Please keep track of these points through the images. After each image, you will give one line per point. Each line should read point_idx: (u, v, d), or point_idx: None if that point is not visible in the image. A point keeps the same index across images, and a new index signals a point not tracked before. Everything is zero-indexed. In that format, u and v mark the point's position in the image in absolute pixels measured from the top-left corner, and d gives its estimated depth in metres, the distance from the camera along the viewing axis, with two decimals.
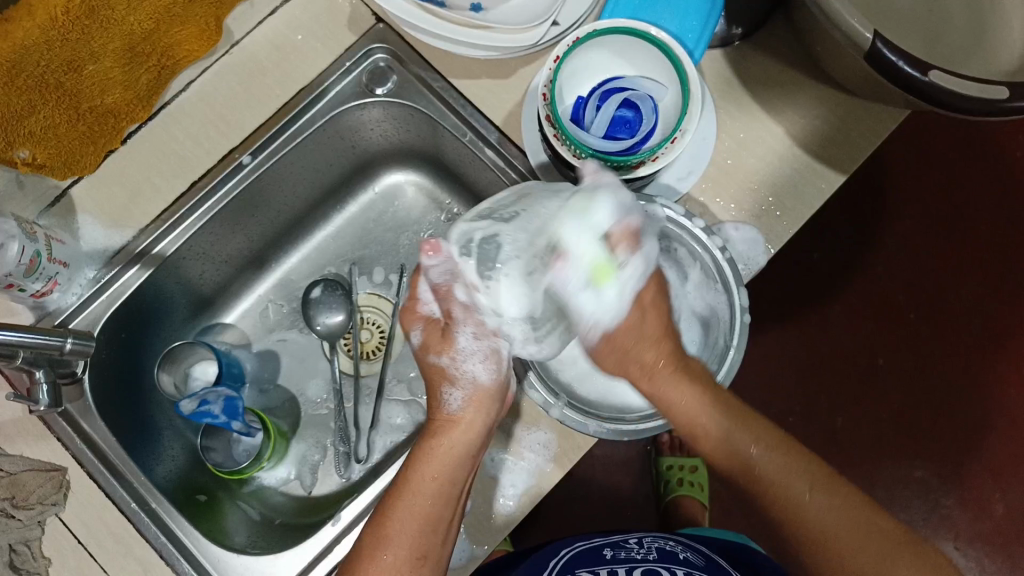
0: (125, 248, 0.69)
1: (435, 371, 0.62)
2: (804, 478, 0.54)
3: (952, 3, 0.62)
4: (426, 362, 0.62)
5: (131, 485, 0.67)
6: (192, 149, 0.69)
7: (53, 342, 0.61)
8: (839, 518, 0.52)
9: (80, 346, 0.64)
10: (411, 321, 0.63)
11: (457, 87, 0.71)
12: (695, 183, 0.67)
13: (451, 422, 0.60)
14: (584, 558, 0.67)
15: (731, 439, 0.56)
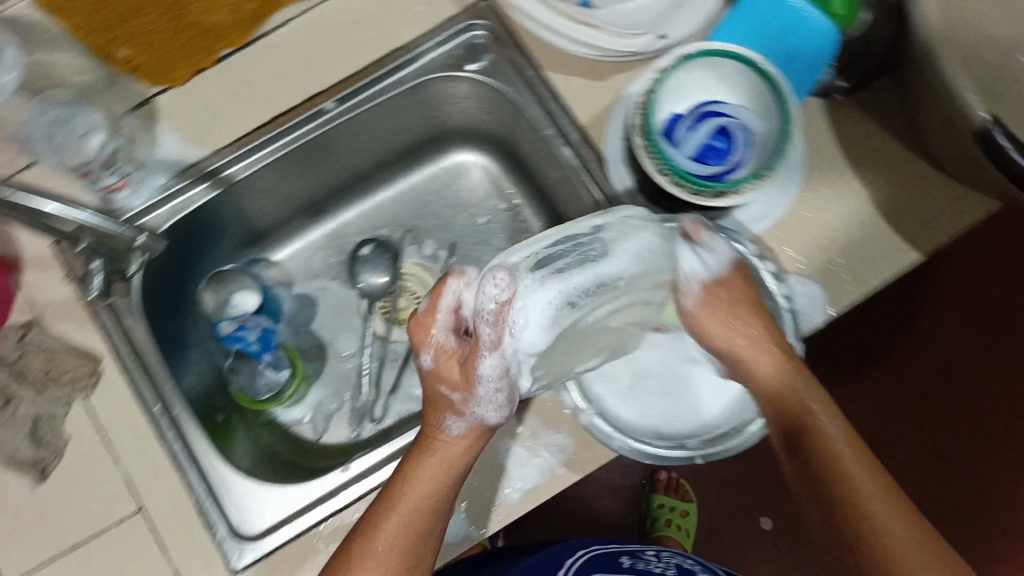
0: (197, 164, 0.70)
1: (441, 400, 0.61)
2: (877, 481, 0.52)
3: None
4: (432, 378, 0.61)
5: (157, 388, 0.70)
6: (279, 85, 0.71)
7: (128, 233, 0.65)
8: (904, 539, 0.49)
9: (149, 245, 0.68)
10: (422, 345, 0.62)
11: (548, 79, 0.70)
12: (769, 227, 0.66)
13: (435, 444, 0.59)
14: (599, 561, 0.63)
15: (816, 422, 0.55)
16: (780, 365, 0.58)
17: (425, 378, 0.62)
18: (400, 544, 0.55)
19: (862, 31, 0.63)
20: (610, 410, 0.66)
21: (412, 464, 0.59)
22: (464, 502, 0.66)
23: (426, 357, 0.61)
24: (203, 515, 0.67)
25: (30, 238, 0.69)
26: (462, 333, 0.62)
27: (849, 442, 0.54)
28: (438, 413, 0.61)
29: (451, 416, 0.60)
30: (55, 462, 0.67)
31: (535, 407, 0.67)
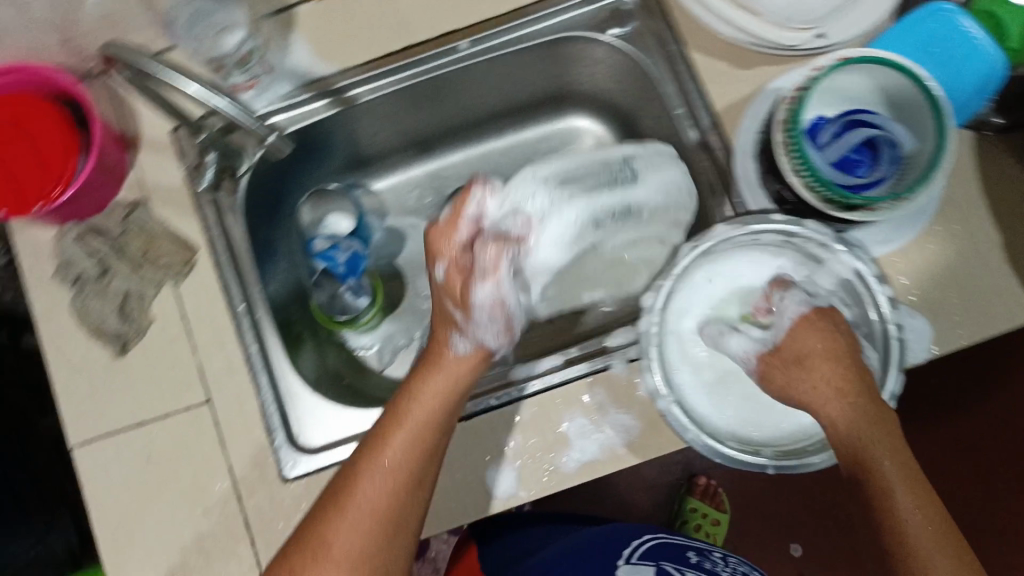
0: (325, 79, 0.69)
1: (448, 319, 0.63)
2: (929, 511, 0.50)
3: None
4: (443, 295, 0.64)
5: (246, 290, 0.70)
6: (421, 14, 0.69)
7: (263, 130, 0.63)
8: None
9: (278, 145, 0.67)
10: (434, 263, 0.65)
11: (691, 56, 0.68)
12: (889, 251, 0.65)
13: (441, 362, 0.61)
14: (667, 553, 0.69)
15: (874, 458, 0.52)
16: (846, 392, 0.55)
17: (434, 291, 0.65)
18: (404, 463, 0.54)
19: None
20: (688, 401, 0.63)
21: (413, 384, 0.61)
22: (522, 462, 0.68)
23: (435, 270, 0.63)
24: (267, 417, 0.67)
25: (149, 118, 0.69)
26: (466, 252, 0.64)
27: (909, 475, 0.51)
28: (443, 330, 0.63)
29: (450, 331, 0.62)
30: (137, 339, 0.68)
31: (605, 382, 0.70)
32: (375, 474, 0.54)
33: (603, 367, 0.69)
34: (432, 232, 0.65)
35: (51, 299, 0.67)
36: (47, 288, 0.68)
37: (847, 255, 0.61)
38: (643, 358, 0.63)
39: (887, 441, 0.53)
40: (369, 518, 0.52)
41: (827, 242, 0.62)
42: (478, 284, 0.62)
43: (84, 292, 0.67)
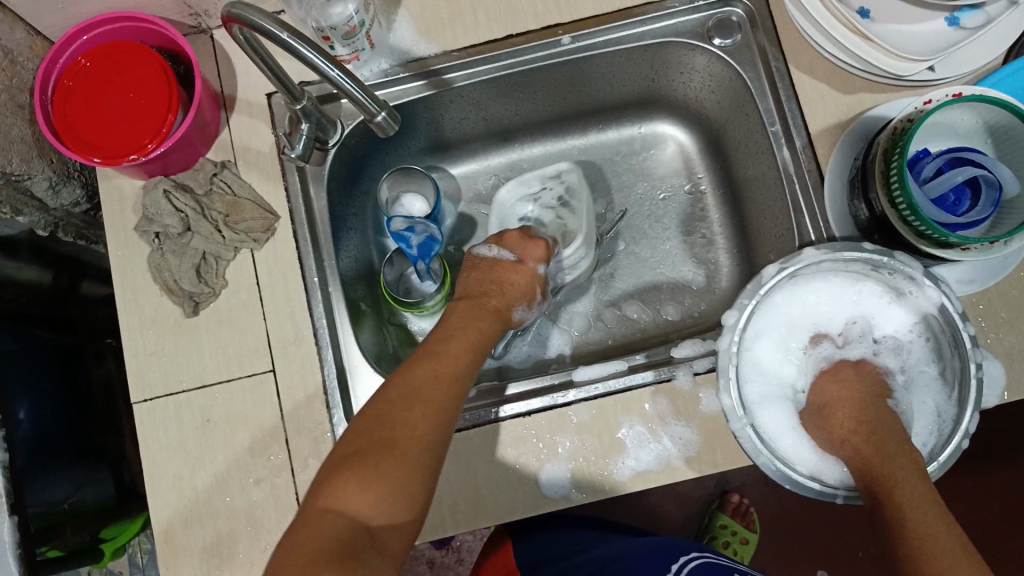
0: (422, 60, 0.70)
1: (525, 291, 0.68)
2: (952, 529, 0.50)
3: None
4: (530, 278, 0.69)
5: (321, 262, 0.70)
6: (526, 6, 0.70)
7: (370, 107, 0.56)
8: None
9: (388, 124, 0.59)
10: (534, 254, 0.70)
11: (792, 74, 0.68)
12: (972, 291, 0.64)
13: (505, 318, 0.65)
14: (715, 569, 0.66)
15: (891, 481, 0.54)
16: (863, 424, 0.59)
17: (506, 265, 0.69)
18: (458, 376, 0.56)
19: None
20: (756, 422, 0.62)
21: (465, 315, 0.62)
22: (571, 463, 0.66)
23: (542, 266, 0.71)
24: (327, 394, 0.66)
25: (248, 81, 0.71)
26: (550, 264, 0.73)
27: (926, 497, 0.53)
28: (516, 296, 0.67)
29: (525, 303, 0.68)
30: (209, 300, 0.67)
31: (669, 393, 0.67)
32: (442, 378, 0.55)
33: (670, 376, 0.67)
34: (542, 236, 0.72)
35: (131, 250, 0.68)
36: (129, 238, 0.68)
37: (931, 289, 0.59)
38: (721, 376, 0.61)
39: (910, 471, 0.54)
40: (440, 411, 0.52)
41: (914, 275, 0.59)
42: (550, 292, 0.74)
43: (164, 247, 0.67)
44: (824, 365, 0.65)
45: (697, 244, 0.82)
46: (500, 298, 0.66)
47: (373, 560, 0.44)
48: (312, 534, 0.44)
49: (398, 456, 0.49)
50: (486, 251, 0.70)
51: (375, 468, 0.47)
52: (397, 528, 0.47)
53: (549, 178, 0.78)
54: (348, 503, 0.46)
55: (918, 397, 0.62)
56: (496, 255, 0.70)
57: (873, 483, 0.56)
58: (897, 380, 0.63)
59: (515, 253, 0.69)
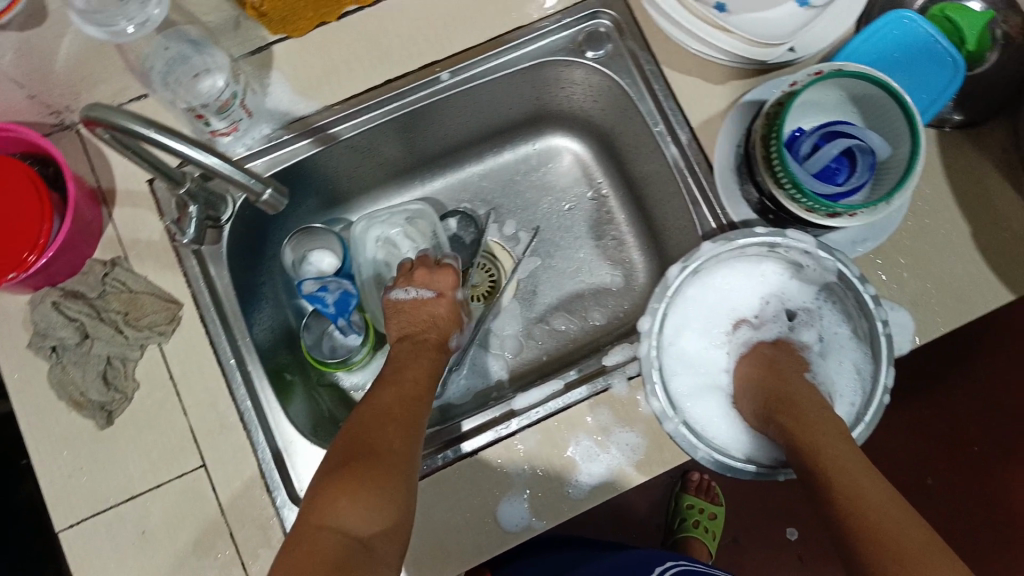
0: (305, 118, 0.68)
1: (447, 325, 0.70)
2: (878, 484, 0.51)
3: None
4: (451, 309, 0.71)
5: (235, 342, 0.67)
6: (397, 48, 0.69)
7: (256, 187, 0.54)
8: (892, 517, 0.48)
9: (277, 199, 0.57)
10: (453, 285, 0.72)
11: (666, 74, 0.69)
12: (870, 249, 0.67)
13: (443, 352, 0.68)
14: None
15: (805, 433, 0.55)
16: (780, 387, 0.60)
17: (429, 302, 0.70)
18: (412, 415, 0.58)
19: (989, 69, 0.68)
20: (689, 417, 0.62)
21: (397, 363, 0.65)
22: (527, 491, 0.64)
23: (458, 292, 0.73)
24: (265, 476, 0.63)
25: (124, 170, 0.68)
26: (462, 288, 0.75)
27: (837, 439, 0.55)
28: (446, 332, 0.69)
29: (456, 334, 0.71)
30: (122, 406, 0.64)
31: (609, 402, 0.66)
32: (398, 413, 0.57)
33: (609, 387, 0.66)
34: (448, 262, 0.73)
35: (29, 370, 0.64)
36: (24, 358, 0.64)
37: (827, 256, 0.60)
38: (646, 382, 0.61)
39: (823, 421, 0.56)
40: (408, 436, 0.56)
41: (808, 249, 0.61)
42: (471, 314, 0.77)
43: (64, 360, 0.63)
44: (746, 348, 0.66)
45: (609, 247, 0.83)
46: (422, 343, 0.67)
47: (365, 565, 0.45)
48: (309, 550, 0.44)
49: (381, 472, 0.51)
50: (404, 294, 0.71)
51: (361, 483, 0.49)
52: (388, 534, 0.48)
53: (396, 210, 0.81)
54: (342, 517, 0.47)
55: (834, 360, 0.63)
56: (415, 296, 0.70)
57: (795, 448, 0.56)
58: (816, 351, 0.64)
59: (433, 289, 0.71)
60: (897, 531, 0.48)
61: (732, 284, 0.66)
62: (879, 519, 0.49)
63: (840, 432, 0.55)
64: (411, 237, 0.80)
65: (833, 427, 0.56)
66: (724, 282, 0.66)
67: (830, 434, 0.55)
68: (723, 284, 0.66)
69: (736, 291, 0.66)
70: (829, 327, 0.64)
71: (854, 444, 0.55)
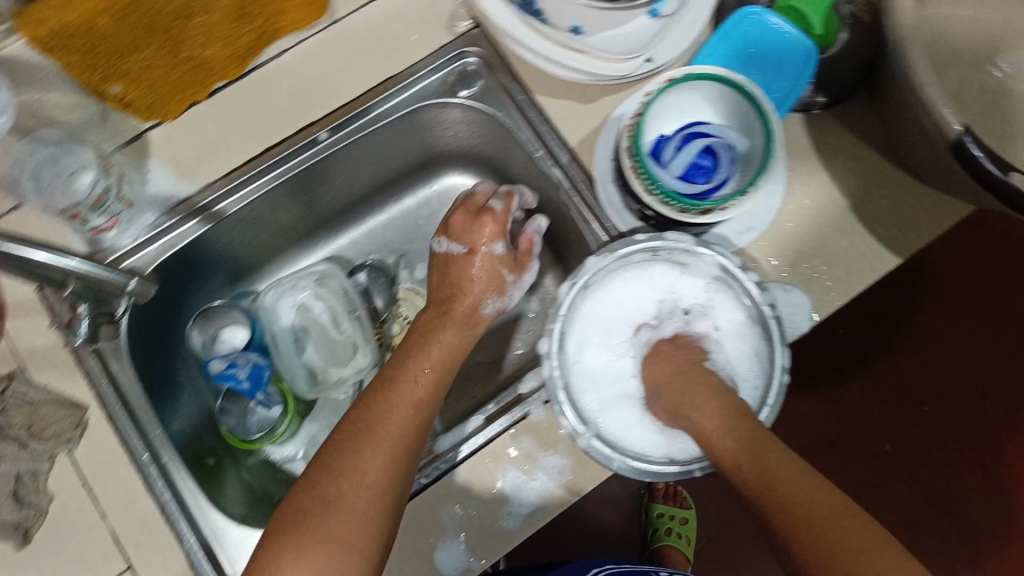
0: (189, 199, 0.67)
1: (485, 281, 0.67)
2: (783, 455, 0.56)
3: None
4: (487, 264, 0.68)
5: (146, 436, 0.66)
6: (269, 117, 0.68)
7: (119, 278, 0.62)
8: (794, 481, 0.54)
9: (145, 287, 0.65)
10: (488, 237, 0.68)
11: (539, 101, 0.71)
12: (754, 239, 0.70)
13: (473, 316, 0.67)
14: None
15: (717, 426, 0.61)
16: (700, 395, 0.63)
17: (460, 259, 0.68)
18: (400, 441, 0.55)
19: (841, 49, 0.70)
20: (603, 430, 0.64)
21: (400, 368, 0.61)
22: (463, 534, 0.64)
23: (496, 242, 0.68)
24: (196, 567, 0.62)
25: (10, 281, 0.66)
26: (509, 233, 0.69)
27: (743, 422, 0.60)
28: (475, 295, 0.67)
29: (492, 293, 0.68)
30: (39, 522, 0.62)
31: (530, 429, 0.67)
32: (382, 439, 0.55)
33: (525, 415, 0.67)
34: (489, 208, 0.68)
35: None
36: None
37: (706, 252, 0.62)
38: (553, 403, 0.62)
39: (728, 413, 0.61)
40: (389, 468, 0.53)
41: (689, 248, 0.63)
42: (528, 261, 0.71)
43: None
44: (648, 349, 0.69)
45: None
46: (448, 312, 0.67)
47: None
48: None
49: (350, 521, 0.50)
50: (437, 248, 0.69)
51: (328, 535, 0.49)
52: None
53: (302, 272, 0.80)
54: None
55: (734, 346, 0.66)
56: (446, 251, 0.68)
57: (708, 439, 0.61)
58: (714, 338, 0.67)
59: (464, 243, 0.68)
60: (801, 494, 0.53)
61: (628, 292, 0.68)
62: (786, 486, 0.54)
63: (743, 419, 0.60)
64: (324, 298, 0.80)
65: (727, 413, 0.61)
66: (620, 291, 0.68)
67: (727, 421, 0.60)
68: (618, 293, 0.68)
69: (633, 298, 0.68)
70: (724, 318, 0.66)
71: (755, 423, 0.60)
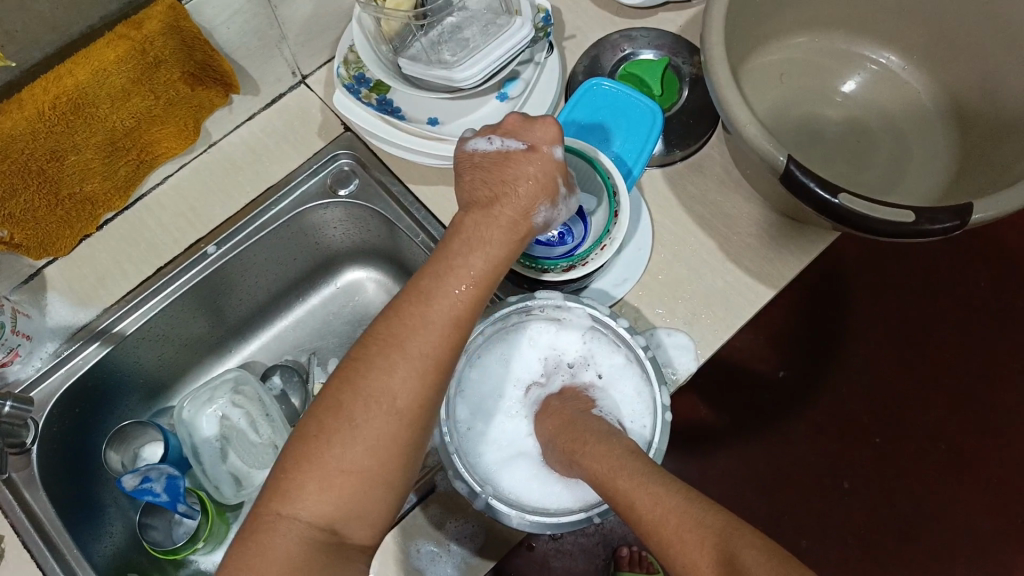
0: (88, 325, 0.72)
1: (540, 180, 0.54)
2: (669, 486, 0.55)
3: (863, 141, 0.74)
4: (541, 166, 0.55)
5: (64, 559, 0.67)
6: (162, 239, 0.74)
7: None
8: (680, 511, 0.52)
9: (21, 409, 0.67)
10: (548, 137, 0.56)
11: (413, 190, 0.76)
12: (631, 288, 0.72)
13: (523, 225, 0.54)
14: None
15: (606, 473, 0.58)
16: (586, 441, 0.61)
17: (516, 158, 0.55)
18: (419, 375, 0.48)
19: (683, 107, 0.77)
20: (501, 491, 0.65)
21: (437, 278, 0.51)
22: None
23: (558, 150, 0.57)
24: None
25: None
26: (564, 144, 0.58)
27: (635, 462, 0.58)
28: (529, 199, 0.54)
29: (548, 197, 0.54)
30: None
31: (438, 501, 0.69)
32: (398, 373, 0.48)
33: (433, 488, 0.69)
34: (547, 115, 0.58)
35: None
36: None
37: (576, 306, 0.67)
38: (447, 469, 0.63)
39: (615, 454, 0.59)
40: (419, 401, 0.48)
41: (559, 303, 0.67)
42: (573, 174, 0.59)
43: None
44: (538, 407, 0.70)
45: None
46: (500, 207, 0.53)
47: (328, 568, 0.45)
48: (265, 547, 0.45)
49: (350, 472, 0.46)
50: (485, 144, 0.57)
51: (338, 479, 0.46)
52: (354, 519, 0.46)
53: (214, 379, 0.81)
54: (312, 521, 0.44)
55: (618, 390, 0.68)
56: (499, 146, 0.56)
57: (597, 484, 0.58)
58: (599, 386, 0.69)
59: (523, 140, 0.56)
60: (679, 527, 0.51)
61: (509, 354, 0.71)
62: (669, 514, 0.52)
63: (630, 456, 0.58)
64: (240, 405, 0.81)
65: (620, 453, 0.59)
66: (501, 356, 0.71)
67: (622, 459, 0.58)
68: (499, 357, 0.71)
69: (515, 360, 0.71)
70: (605, 366, 0.69)
71: (644, 458, 0.58)
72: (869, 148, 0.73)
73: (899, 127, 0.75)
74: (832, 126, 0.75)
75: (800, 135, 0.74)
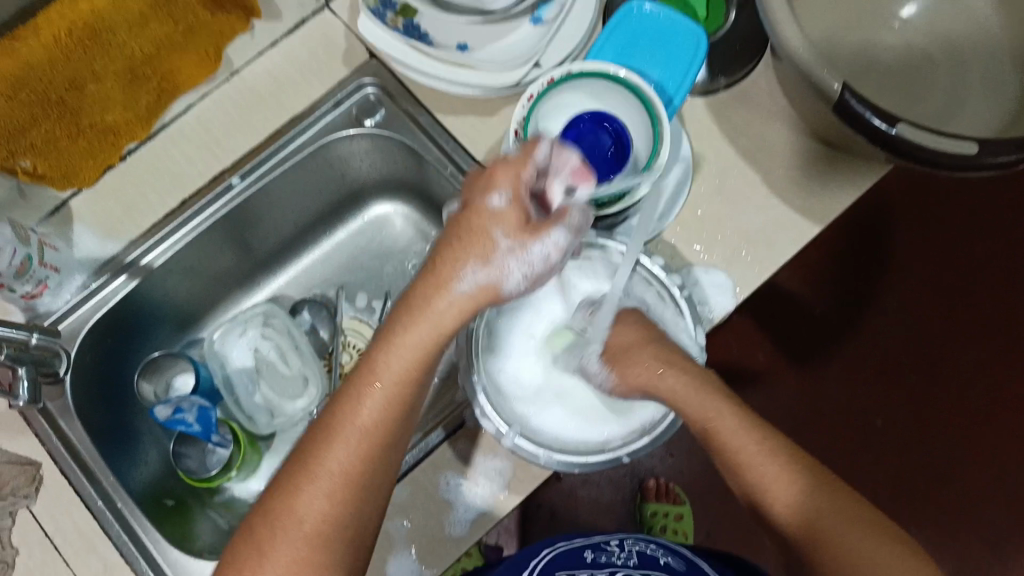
0: (115, 257, 0.72)
1: (467, 244, 0.49)
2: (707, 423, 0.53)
3: (922, 67, 0.69)
4: (475, 222, 0.49)
5: (102, 486, 0.68)
6: (187, 170, 0.73)
7: (19, 333, 0.65)
8: None
9: (48, 342, 0.68)
10: (483, 192, 0.50)
11: (440, 120, 0.73)
12: (670, 224, 0.70)
13: (453, 289, 0.49)
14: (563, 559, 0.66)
15: None
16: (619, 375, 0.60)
17: (456, 222, 0.51)
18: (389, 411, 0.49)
19: (728, 31, 0.72)
20: (531, 428, 0.64)
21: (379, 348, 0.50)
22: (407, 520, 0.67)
23: (497, 198, 0.49)
24: None
25: None
26: (522, 194, 0.50)
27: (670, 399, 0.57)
28: (455, 261, 0.49)
29: (475, 257, 0.49)
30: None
31: (469, 434, 0.70)
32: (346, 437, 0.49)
33: (463, 422, 0.70)
34: (503, 161, 0.51)
35: None
36: None
37: (610, 243, 0.65)
38: (475, 407, 0.62)
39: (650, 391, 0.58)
40: None
41: (591, 240, 0.65)
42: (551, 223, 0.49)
43: None
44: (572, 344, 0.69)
45: None
46: (437, 266, 0.50)
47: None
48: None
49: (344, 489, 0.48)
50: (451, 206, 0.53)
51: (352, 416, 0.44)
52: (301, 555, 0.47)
53: (244, 314, 0.81)
54: (346, 503, 0.48)
55: None
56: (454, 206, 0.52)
57: None
58: None
59: (466, 196, 0.51)
60: None
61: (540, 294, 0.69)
62: None
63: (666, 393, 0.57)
64: (270, 338, 0.80)
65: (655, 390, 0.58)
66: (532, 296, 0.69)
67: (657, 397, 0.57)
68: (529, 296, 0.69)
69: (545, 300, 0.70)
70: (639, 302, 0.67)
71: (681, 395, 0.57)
72: (931, 77, 0.68)
73: (965, 54, 0.69)
74: (889, 51, 0.70)
75: (855, 62, 0.69)
